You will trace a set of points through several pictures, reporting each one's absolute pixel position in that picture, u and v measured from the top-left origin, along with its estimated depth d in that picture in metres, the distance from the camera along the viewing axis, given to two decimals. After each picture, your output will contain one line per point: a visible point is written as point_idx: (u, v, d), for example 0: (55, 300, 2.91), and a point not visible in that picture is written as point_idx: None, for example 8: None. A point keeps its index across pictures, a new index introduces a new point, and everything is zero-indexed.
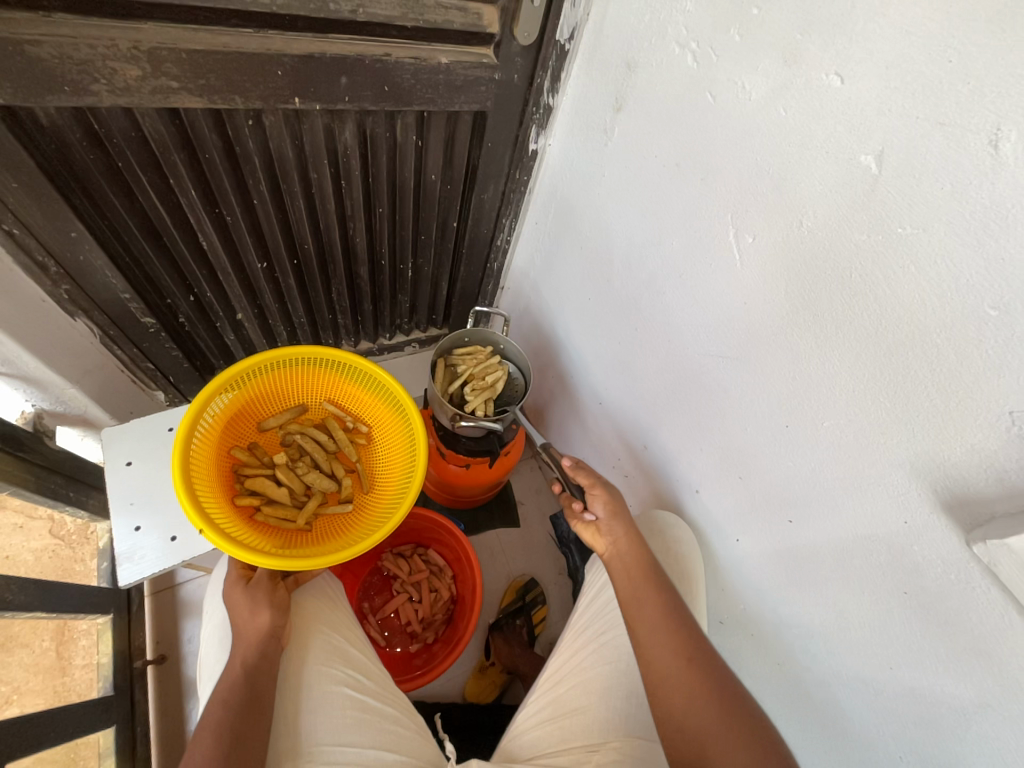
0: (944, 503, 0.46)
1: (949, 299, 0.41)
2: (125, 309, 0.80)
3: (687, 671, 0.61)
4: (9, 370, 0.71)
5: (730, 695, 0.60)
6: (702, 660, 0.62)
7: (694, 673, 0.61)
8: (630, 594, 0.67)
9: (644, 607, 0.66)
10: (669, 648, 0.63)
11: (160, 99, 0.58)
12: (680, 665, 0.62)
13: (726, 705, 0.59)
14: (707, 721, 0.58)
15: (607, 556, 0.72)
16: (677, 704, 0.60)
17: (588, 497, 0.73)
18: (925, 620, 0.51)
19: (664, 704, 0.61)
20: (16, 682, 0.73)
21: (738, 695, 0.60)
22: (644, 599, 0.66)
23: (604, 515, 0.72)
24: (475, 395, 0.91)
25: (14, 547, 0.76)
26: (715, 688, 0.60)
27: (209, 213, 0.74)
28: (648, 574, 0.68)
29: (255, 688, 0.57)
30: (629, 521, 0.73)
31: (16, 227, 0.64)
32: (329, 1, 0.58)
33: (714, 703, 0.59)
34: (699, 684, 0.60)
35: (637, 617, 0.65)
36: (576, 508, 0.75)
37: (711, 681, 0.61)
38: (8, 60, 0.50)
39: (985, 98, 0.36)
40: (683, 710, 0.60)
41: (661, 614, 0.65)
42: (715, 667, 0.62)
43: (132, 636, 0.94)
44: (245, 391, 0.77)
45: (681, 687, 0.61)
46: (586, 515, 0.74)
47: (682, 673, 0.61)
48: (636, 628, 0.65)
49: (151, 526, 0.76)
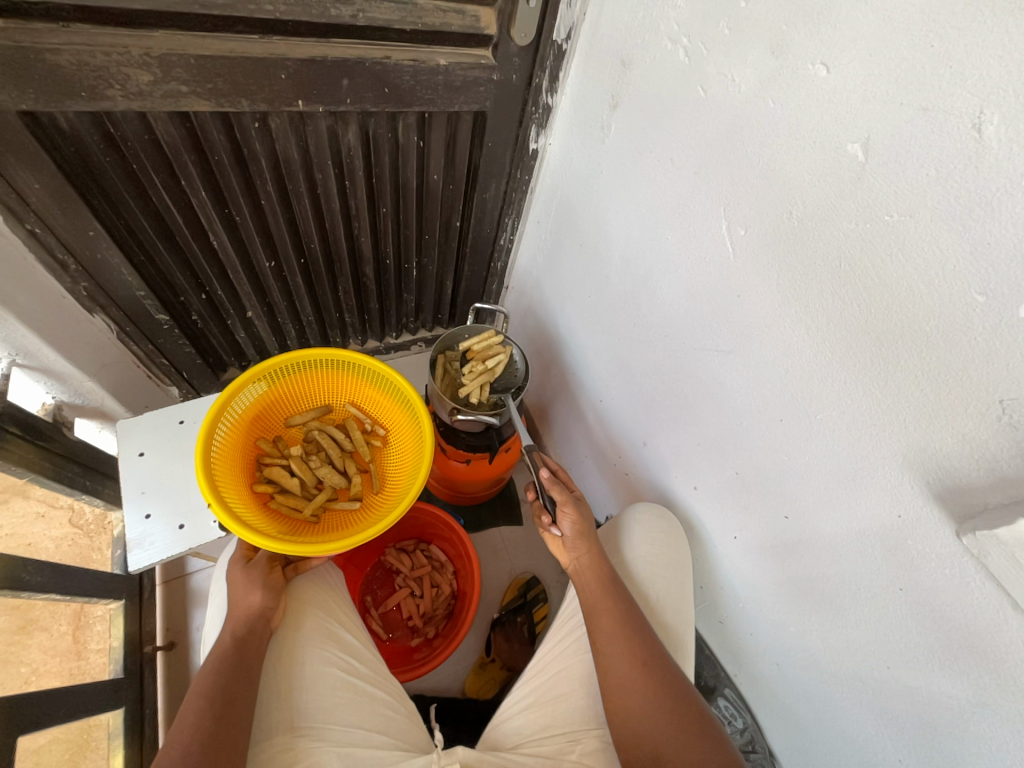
0: (937, 494, 0.46)
1: (937, 286, 0.41)
2: (140, 306, 0.84)
3: (641, 683, 0.61)
4: (30, 362, 0.74)
5: (681, 702, 0.61)
6: (658, 669, 0.62)
7: (649, 683, 0.61)
8: (589, 606, 0.67)
9: (602, 619, 0.65)
10: (630, 661, 0.62)
11: (171, 102, 0.61)
12: (635, 675, 0.62)
13: (677, 712, 0.60)
14: (658, 734, 0.59)
15: (571, 568, 0.71)
16: (629, 713, 0.61)
17: (557, 513, 0.72)
18: (920, 616, 0.51)
19: (617, 711, 0.62)
20: (35, 663, 0.77)
21: (689, 703, 0.61)
22: (602, 611, 0.66)
23: (569, 533, 0.71)
24: (471, 381, 0.90)
25: (36, 535, 0.81)
26: (668, 697, 0.61)
27: (219, 213, 0.77)
28: (611, 589, 0.67)
29: (243, 662, 0.60)
30: (594, 540, 0.71)
31: (38, 226, 0.67)
32: (331, 6, 0.60)
33: (666, 718, 0.60)
34: (653, 694, 0.61)
35: (595, 628, 0.65)
36: (545, 522, 0.74)
37: (664, 691, 0.61)
38: (30, 67, 0.54)
39: (966, 81, 0.36)
40: (636, 718, 0.61)
41: (618, 625, 0.64)
42: (671, 675, 0.62)
43: (143, 622, 0.97)
44: (274, 387, 0.80)
45: (635, 698, 0.61)
46: (553, 530, 0.73)
47: (637, 684, 0.61)
48: (596, 639, 0.65)
49: (161, 513, 0.79)
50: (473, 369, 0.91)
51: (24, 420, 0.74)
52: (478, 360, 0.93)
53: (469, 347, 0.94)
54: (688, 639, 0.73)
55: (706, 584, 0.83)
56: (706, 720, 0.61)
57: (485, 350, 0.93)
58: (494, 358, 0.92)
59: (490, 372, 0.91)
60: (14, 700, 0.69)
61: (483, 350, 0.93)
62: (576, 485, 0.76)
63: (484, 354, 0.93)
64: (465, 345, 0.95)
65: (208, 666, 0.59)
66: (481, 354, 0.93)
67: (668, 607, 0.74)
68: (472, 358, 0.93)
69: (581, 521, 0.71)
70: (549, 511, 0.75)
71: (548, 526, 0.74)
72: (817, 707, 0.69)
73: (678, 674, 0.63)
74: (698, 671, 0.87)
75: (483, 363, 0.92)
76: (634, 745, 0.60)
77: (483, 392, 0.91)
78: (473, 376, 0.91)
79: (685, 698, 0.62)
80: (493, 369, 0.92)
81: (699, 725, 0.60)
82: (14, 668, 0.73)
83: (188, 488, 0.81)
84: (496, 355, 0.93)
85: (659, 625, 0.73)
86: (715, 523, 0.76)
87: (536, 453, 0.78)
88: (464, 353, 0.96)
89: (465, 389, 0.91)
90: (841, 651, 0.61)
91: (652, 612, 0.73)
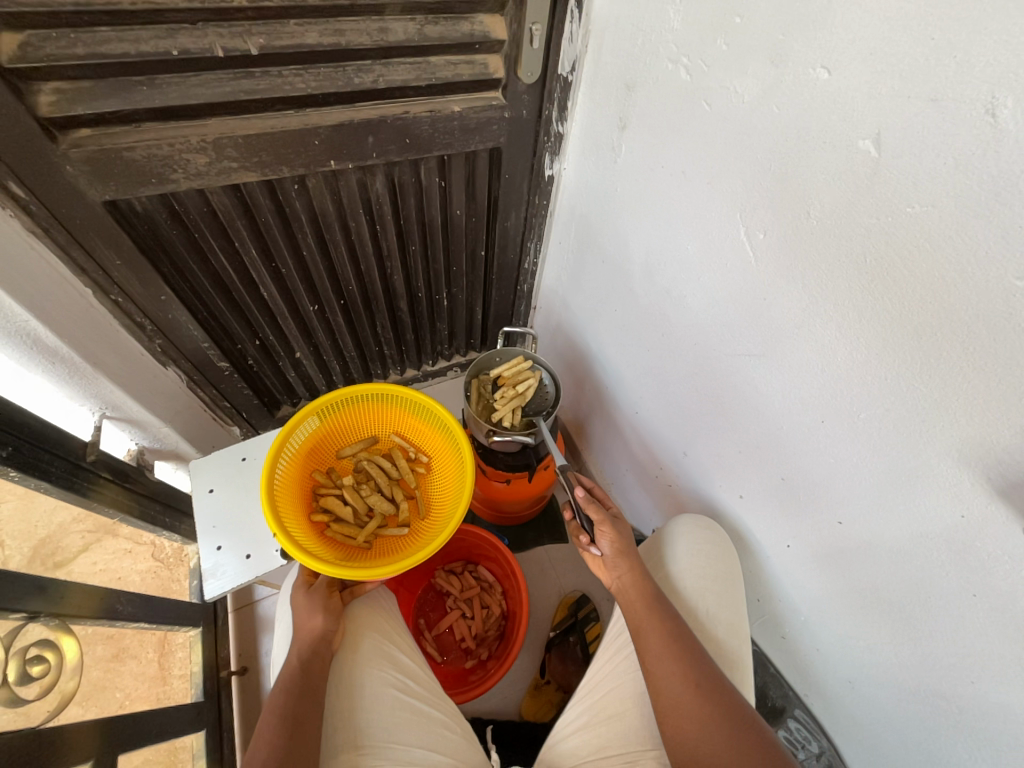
0: (1001, 490, 0.43)
1: (972, 274, 0.39)
2: (205, 356, 0.93)
3: (695, 702, 0.60)
4: (117, 414, 0.85)
5: (740, 724, 0.58)
6: (712, 689, 0.60)
7: (703, 702, 0.59)
8: (634, 623, 0.66)
9: (649, 637, 0.64)
10: (681, 678, 0.61)
11: (224, 177, 0.69)
12: (688, 695, 0.60)
13: (738, 734, 0.58)
14: (718, 754, 0.57)
15: (615, 587, 0.71)
16: (684, 735, 0.59)
17: (596, 532, 0.72)
18: (1001, 625, 0.47)
19: (672, 733, 0.60)
20: (128, 689, 0.84)
21: (749, 726, 0.58)
22: (647, 627, 0.65)
23: (610, 552, 0.70)
24: (503, 407, 0.93)
25: (124, 569, 0.89)
26: (725, 719, 0.58)
27: (268, 267, 0.85)
28: (656, 605, 0.66)
29: (310, 681, 0.64)
30: (635, 557, 0.70)
31: (120, 296, 0.77)
32: (354, 77, 0.67)
33: (725, 738, 0.58)
34: (708, 714, 0.59)
35: (642, 646, 0.65)
36: (583, 542, 0.73)
37: (721, 711, 0.59)
38: (113, 164, 0.63)
39: (974, 68, 0.35)
40: (692, 740, 0.59)
41: (666, 641, 0.63)
42: (727, 696, 0.60)
43: (218, 649, 1.05)
44: (326, 422, 0.85)
45: (690, 718, 0.59)
46: (593, 549, 0.73)
47: (690, 703, 0.60)
48: (644, 657, 0.64)
49: (230, 545, 0.86)
50: (503, 395, 0.94)
51: (114, 466, 0.84)
52: (509, 386, 0.95)
53: (501, 373, 0.97)
54: (744, 655, 0.70)
55: (762, 597, 0.79)
56: (769, 745, 0.58)
57: (516, 376, 0.96)
58: (525, 384, 0.94)
59: (521, 398, 0.94)
60: (112, 722, 0.76)
61: (514, 375, 0.96)
62: (613, 501, 0.77)
63: (515, 380, 0.95)
64: (496, 371, 0.97)
65: (278, 687, 0.63)
66: (513, 380, 0.95)
67: (719, 622, 0.71)
68: (503, 384, 0.96)
69: (621, 535, 0.71)
70: (587, 530, 0.75)
71: (588, 546, 0.73)
72: (900, 729, 0.64)
73: (736, 695, 0.61)
74: (764, 691, 0.82)
75: (514, 388, 0.95)
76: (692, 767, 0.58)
77: (514, 417, 0.94)
78: (505, 401, 0.94)
79: (744, 720, 0.59)
80: (525, 394, 0.94)
81: (761, 750, 0.57)
82: (112, 693, 0.80)
83: (252, 521, 0.88)
84: (526, 380, 0.95)
85: (711, 641, 0.70)
86: (766, 531, 0.73)
87: (570, 472, 0.78)
88: (496, 378, 0.99)
89: (497, 414, 0.94)
90: (919, 665, 0.57)
91: (703, 627, 0.71)
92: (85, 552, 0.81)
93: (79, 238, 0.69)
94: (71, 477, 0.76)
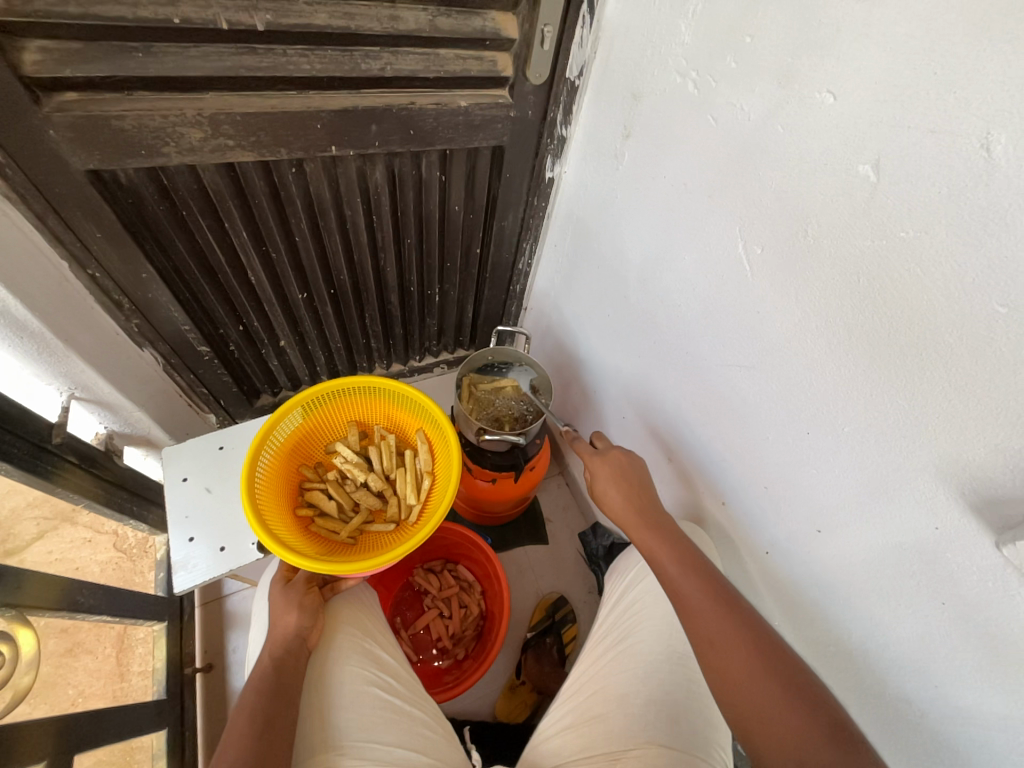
0: (974, 505, 0.45)
1: (957, 300, 0.42)
2: (184, 340, 0.89)
3: (743, 671, 0.60)
4: (86, 396, 0.81)
5: (837, 736, 0.53)
6: (753, 652, 0.60)
7: (783, 702, 0.56)
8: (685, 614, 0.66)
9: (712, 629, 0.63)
10: (697, 600, 0.65)
11: (219, 155, 0.67)
12: (763, 696, 0.57)
13: (836, 746, 0.52)
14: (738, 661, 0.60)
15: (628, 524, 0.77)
16: (774, 749, 0.55)
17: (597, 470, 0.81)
18: (965, 633, 0.49)
19: (759, 746, 0.57)
20: (81, 685, 0.79)
21: (841, 731, 0.53)
22: (700, 619, 0.64)
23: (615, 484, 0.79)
24: (406, 486, 0.82)
25: (83, 559, 0.84)
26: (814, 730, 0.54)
27: (257, 251, 0.82)
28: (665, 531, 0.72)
29: (283, 680, 0.62)
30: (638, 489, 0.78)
31: (98, 271, 0.73)
32: (361, 61, 0.65)
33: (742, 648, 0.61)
34: (790, 720, 0.55)
35: (703, 644, 0.63)
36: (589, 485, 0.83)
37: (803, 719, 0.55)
38: (99, 131, 0.60)
39: (971, 105, 0.37)
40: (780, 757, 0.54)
41: (714, 618, 0.64)
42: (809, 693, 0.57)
43: (183, 644, 1.00)
44: (313, 415, 0.83)
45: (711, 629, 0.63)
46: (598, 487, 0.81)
47: (767, 704, 0.57)
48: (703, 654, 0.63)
49: (203, 537, 0.82)
50: (400, 476, 0.83)
51: (80, 450, 0.80)
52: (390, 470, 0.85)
53: (363, 476, 0.83)
54: None
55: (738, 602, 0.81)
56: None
57: (378, 462, 0.85)
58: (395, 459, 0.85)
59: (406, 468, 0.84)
60: (70, 718, 0.73)
61: (378, 462, 0.85)
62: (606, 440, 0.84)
63: (386, 464, 0.85)
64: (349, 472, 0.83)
65: (250, 686, 0.61)
66: (386, 467, 0.85)
67: None
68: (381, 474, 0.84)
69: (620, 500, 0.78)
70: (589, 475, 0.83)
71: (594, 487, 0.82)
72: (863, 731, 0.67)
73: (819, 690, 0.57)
74: None
75: (398, 467, 0.85)
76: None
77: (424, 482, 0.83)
78: (403, 481, 0.83)
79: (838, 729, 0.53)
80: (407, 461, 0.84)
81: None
82: (63, 689, 0.76)
83: (227, 513, 0.85)
84: (387, 456, 0.85)
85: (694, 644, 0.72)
86: (747, 539, 0.75)
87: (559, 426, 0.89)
88: (356, 482, 0.84)
89: (404, 497, 0.82)
90: (885, 672, 0.60)
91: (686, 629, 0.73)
92: (39, 540, 0.77)
93: (58, 208, 0.65)
94: (34, 460, 0.72)
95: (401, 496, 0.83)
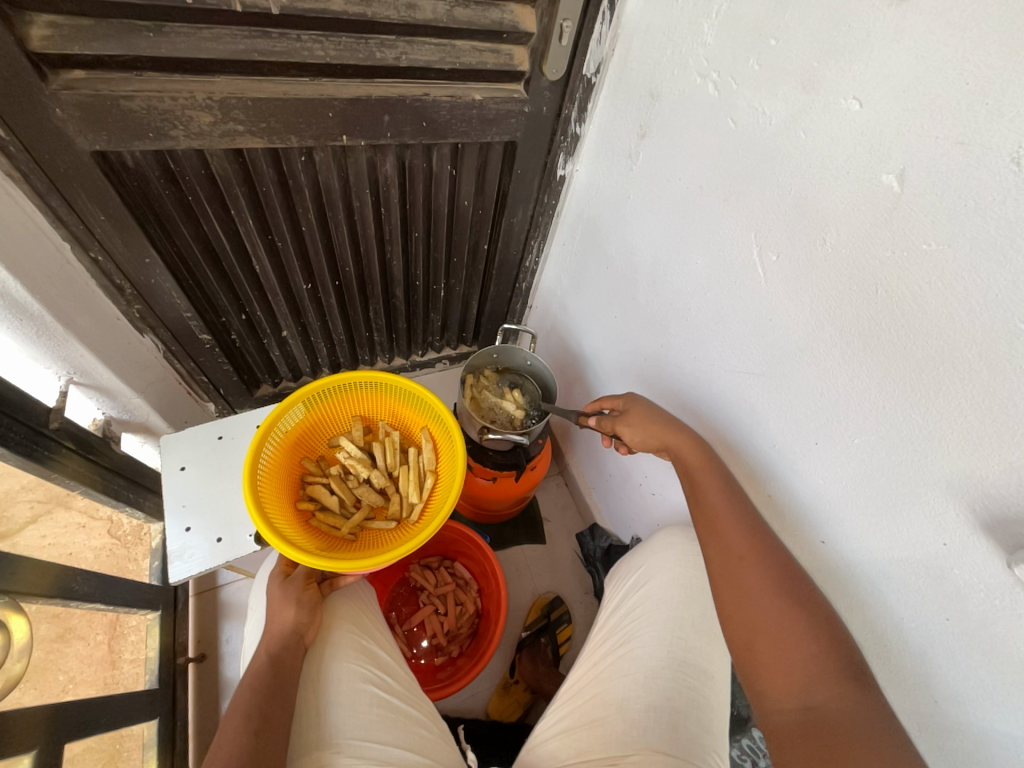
0: (985, 524, 0.45)
1: (979, 315, 0.41)
2: (186, 327, 0.88)
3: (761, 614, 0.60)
4: (84, 381, 0.79)
5: (850, 676, 0.53)
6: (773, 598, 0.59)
7: (800, 638, 0.57)
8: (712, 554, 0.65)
9: (748, 551, 0.62)
10: (727, 544, 0.64)
11: (228, 141, 0.65)
12: (779, 629, 0.58)
13: (847, 684, 0.53)
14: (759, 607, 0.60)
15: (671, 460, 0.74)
16: (784, 684, 0.56)
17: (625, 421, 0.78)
18: (969, 649, 0.49)
19: (770, 680, 0.58)
20: (72, 672, 0.80)
21: (854, 678, 0.53)
22: (735, 540, 0.64)
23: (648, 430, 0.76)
24: (407, 483, 0.82)
25: (76, 545, 0.84)
26: (828, 664, 0.54)
27: (263, 239, 0.81)
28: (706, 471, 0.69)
29: (279, 676, 0.61)
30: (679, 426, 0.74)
31: (101, 254, 0.72)
32: (376, 50, 0.64)
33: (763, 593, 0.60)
34: (803, 654, 0.56)
35: (733, 566, 0.63)
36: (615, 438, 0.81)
37: (821, 652, 0.55)
38: (107, 112, 0.58)
39: (1004, 118, 0.37)
40: (790, 687, 0.56)
41: (741, 560, 0.63)
42: (834, 640, 0.56)
43: (177, 633, 1.00)
44: (316, 409, 0.82)
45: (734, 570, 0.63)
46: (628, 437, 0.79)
47: (788, 633, 0.57)
48: (718, 583, 0.64)
49: (200, 527, 0.81)
50: (402, 473, 0.83)
51: (78, 436, 0.78)
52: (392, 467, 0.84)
53: (364, 472, 0.82)
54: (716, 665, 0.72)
55: None
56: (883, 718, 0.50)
57: (379, 458, 0.84)
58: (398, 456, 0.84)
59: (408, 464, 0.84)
60: (62, 706, 0.72)
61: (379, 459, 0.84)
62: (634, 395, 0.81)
63: (389, 461, 0.84)
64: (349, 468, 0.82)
65: (246, 681, 0.61)
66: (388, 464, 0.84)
67: (700, 632, 0.73)
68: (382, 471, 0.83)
69: (652, 425, 0.75)
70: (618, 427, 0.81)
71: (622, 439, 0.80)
72: None
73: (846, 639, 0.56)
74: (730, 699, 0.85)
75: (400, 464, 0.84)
76: (784, 728, 0.54)
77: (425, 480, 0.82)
78: (405, 478, 0.83)
79: (854, 670, 0.54)
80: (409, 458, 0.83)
81: (875, 716, 0.50)
82: (53, 677, 0.77)
83: (224, 503, 0.84)
84: (390, 452, 0.85)
85: (693, 650, 0.72)
86: None
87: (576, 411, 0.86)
88: (357, 478, 0.83)
89: (405, 494, 0.82)
90: (885, 684, 0.59)
91: (687, 634, 0.72)
92: (32, 524, 0.77)
93: (61, 188, 0.64)
94: (31, 445, 0.71)
95: (402, 493, 0.82)
